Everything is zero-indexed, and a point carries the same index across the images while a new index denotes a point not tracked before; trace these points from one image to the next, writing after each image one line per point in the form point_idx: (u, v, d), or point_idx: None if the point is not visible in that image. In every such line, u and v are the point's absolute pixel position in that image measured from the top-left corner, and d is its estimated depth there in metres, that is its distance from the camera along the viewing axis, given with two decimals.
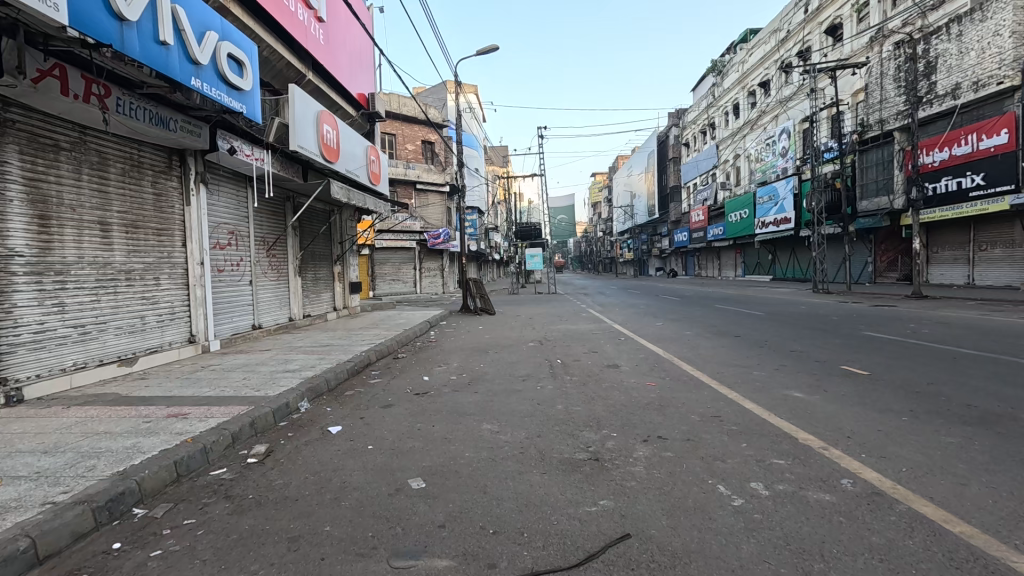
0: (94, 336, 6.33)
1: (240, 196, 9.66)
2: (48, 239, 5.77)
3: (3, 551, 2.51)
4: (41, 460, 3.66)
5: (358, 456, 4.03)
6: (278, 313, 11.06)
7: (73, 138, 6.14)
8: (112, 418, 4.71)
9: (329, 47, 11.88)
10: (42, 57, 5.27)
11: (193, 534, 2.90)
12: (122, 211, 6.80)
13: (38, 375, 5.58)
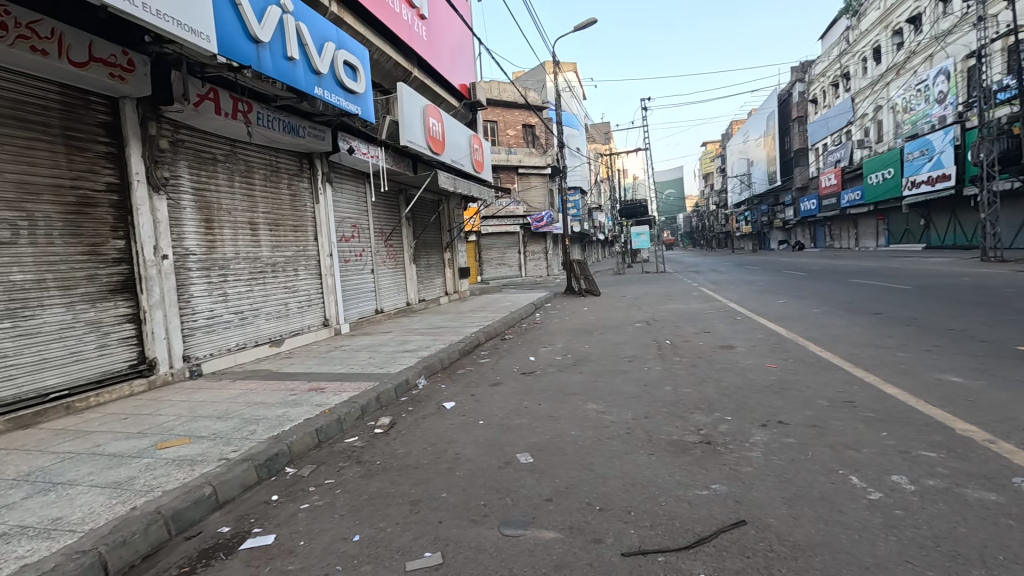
0: (250, 321, 7.39)
1: (360, 192, 10.55)
2: (213, 239, 6.79)
3: (193, 495, 3.09)
4: (218, 424, 4.41)
5: (470, 430, 4.28)
6: (397, 299, 11.97)
7: (226, 151, 7.11)
8: (266, 391, 5.50)
9: (432, 43, 12.39)
10: (198, 84, 6.23)
11: (332, 492, 3.31)
12: (265, 211, 7.79)
13: (211, 354, 6.67)
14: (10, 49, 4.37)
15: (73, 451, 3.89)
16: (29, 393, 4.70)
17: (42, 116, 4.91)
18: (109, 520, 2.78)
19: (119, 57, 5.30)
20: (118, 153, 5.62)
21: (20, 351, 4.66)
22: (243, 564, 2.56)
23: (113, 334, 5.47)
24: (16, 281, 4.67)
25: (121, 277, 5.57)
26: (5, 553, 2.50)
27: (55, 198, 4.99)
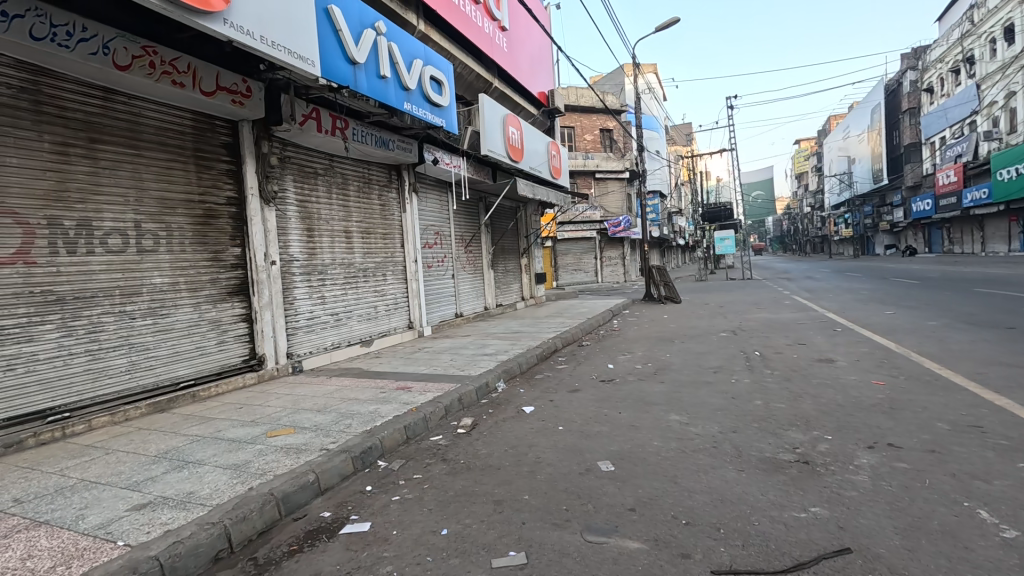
0: (344, 322, 7.94)
1: (443, 201, 11.00)
2: (314, 246, 7.39)
3: (299, 480, 3.38)
4: (318, 416, 4.80)
5: (550, 435, 4.31)
6: (476, 303, 12.31)
7: (325, 165, 7.72)
8: (359, 388, 5.89)
9: (512, 54, 12.66)
10: (304, 105, 6.84)
11: (421, 486, 3.49)
12: (358, 220, 8.35)
13: (311, 352, 7.26)
14: (156, 84, 5.07)
15: (200, 434, 4.41)
16: (164, 380, 5.38)
17: (178, 140, 5.62)
18: (232, 498, 3.13)
19: (239, 84, 5.95)
20: (237, 171, 6.30)
21: (158, 344, 5.34)
22: (343, 548, 2.77)
23: (231, 332, 6.13)
24: (156, 284, 5.35)
25: (238, 280, 6.24)
26: (152, 519, 2.90)
27: (187, 211, 5.66)
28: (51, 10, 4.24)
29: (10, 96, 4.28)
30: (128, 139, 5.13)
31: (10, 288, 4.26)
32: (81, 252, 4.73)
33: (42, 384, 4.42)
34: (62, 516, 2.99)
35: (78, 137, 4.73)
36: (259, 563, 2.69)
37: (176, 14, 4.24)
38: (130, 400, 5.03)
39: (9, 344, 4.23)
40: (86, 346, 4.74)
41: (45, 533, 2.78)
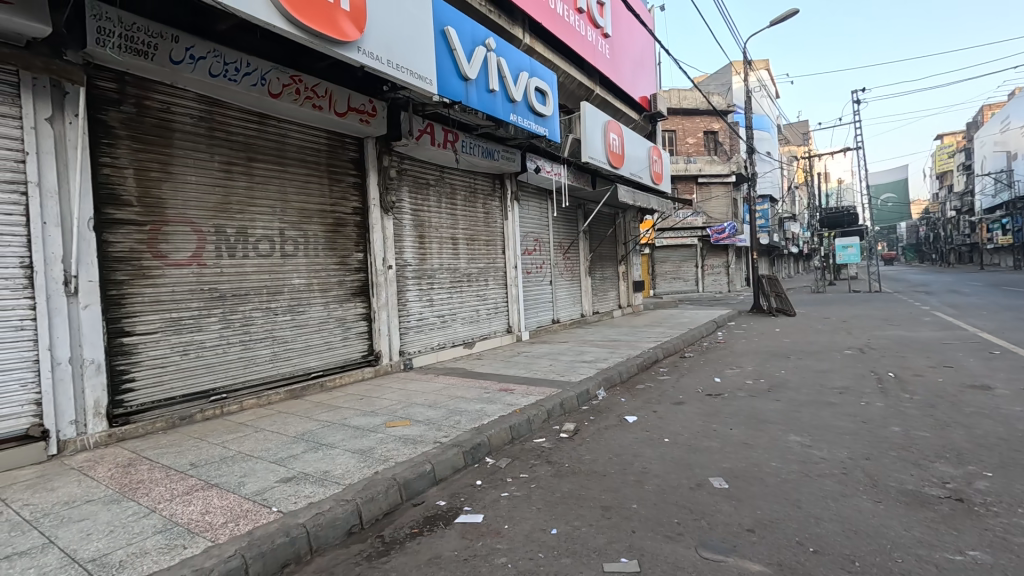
0: (449, 323, 8.38)
1: (543, 208, 11.19)
2: (425, 252, 7.90)
3: (418, 468, 3.65)
4: (429, 411, 5.13)
5: (655, 447, 4.22)
6: (573, 310, 12.32)
7: (436, 176, 8.21)
8: (464, 387, 6.18)
9: (614, 60, 12.57)
10: (420, 120, 7.36)
11: (528, 485, 3.60)
12: (464, 227, 8.78)
13: (420, 350, 7.75)
14: (301, 108, 5.76)
15: (330, 420, 4.91)
16: (299, 370, 6.06)
17: (316, 157, 6.31)
18: (361, 479, 3.45)
19: (367, 105, 6.55)
20: (362, 183, 6.93)
21: (295, 338, 6.02)
22: (460, 536, 2.95)
23: (353, 329, 6.74)
24: (295, 285, 6.05)
25: (360, 282, 6.85)
26: (297, 491, 3.29)
27: (320, 221, 6.34)
28: (225, 50, 4.99)
29: (191, 125, 5.09)
30: (277, 157, 5.86)
31: (187, 285, 5.04)
32: (239, 256, 5.47)
33: (207, 368, 5.18)
34: (226, 481, 3.49)
35: (239, 156, 5.49)
36: (386, 541, 2.95)
37: (321, 47, 4.81)
38: (272, 386, 5.73)
39: (184, 333, 5.00)
40: (240, 337, 5.47)
41: (216, 494, 3.28)
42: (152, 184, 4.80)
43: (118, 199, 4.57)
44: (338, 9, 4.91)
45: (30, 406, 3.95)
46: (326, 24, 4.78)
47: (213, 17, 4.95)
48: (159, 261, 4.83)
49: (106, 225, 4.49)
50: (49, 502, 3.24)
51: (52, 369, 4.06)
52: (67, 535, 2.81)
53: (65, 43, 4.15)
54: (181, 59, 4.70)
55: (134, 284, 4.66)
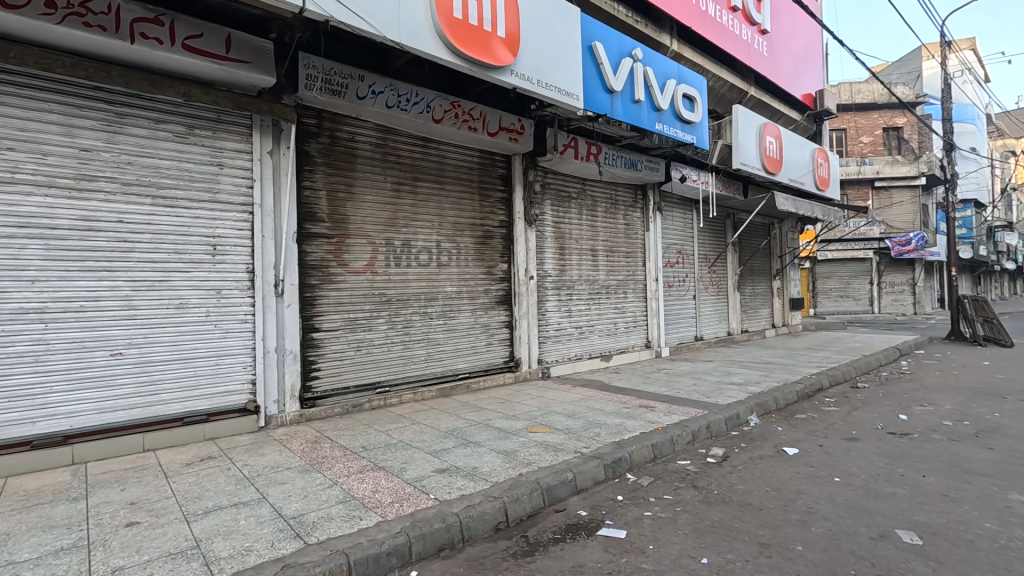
0: (587, 335, 8.39)
1: (688, 219, 10.66)
2: (565, 263, 8.04)
3: (560, 475, 3.71)
4: (569, 420, 5.19)
5: (823, 485, 3.74)
6: (718, 327, 11.49)
7: (578, 188, 8.33)
8: (603, 400, 6.13)
9: (772, 58, 11.57)
10: (565, 135, 7.56)
11: (673, 508, 3.45)
12: (605, 239, 8.75)
13: (558, 359, 7.89)
14: (458, 130, 6.29)
15: (476, 420, 5.23)
16: (448, 371, 6.56)
17: (469, 174, 6.82)
18: (506, 479, 3.62)
19: (516, 124, 6.90)
20: (508, 198, 7.31)
21: (446, 341, 6.54)
22: (603, 549, 2.93)
23: (497, 335, 7.11)
24: (448, 292, 6.58)
25: (503, 291, 7.21)
26: (451, 482, 3.57)
27: (471, 233, 6.82)
28: (399, 84, 5.68)
29: (370, 150, 5.87)
30: (436, 176, 6.47)
31: (362, 290, 5.78)
32: (403, 264, 6.14)
33: (375, 363, 5.87)
34: (391, 465, 3.92)
35: (406, 177, 6.17)
36: (530, 542, 3.05)
37: (478, 73, 5.21)
38: (425, 383, 6.29)
39: (358, 331, 5.74)
40: (401, 338, 6.10)
41: (383, 476, 3.70)
42: (339, 203, 5.62)
43: (314, 216, 5.44)
44: (494, 36, 5.30)
45: (248, 385, 4.86)
46: (483, 52, 5.18)
47: (390, 56, 5.68)
48: (342, 269, 5.63)
49: (305, 238, 5.37)
50: (260, 464, 3.95)
51: (264, 356, 4.95)
52: (274, 494, 3.39)
53: (283, 90, 5.11)
54: (365, 94, 5.45)
55: (323, 288, 5.49)
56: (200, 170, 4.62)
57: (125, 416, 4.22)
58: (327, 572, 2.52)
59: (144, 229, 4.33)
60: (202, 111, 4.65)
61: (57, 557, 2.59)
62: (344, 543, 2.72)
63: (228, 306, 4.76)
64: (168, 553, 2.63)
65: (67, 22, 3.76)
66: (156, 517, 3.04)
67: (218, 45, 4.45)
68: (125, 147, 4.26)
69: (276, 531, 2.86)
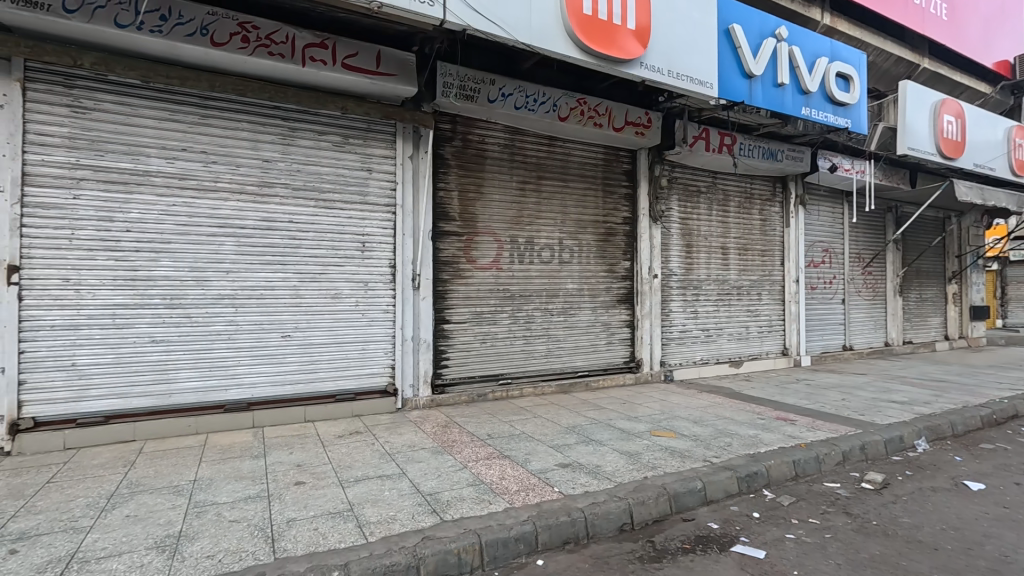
0: (715, 339, 7.88)
1: (838, 214, 9.49)
2: (692, 262, 7.63)
3: (688, 483, 3.55)
4: (695, 427, 4.92)
5: (1022, 532, 3.11)
6: (873, 336, 10.08)
7: (708, 182, 7.84)
8: (733, 408, 5.73)
9: (954, 22, 9.81)
10: (696, 127, 7.16)
11: (821, 533, 3.11)
12: (737, 236, 8.13)
13: (681, 363, 7.54)
14: (584, 127, 6.28)
15: (597, 418, 5.20)
16: (568, 367, 6.59)
17: (593, 171, 6.78)
18: (631, 481, 3.55)
19: (643, 117, 6.70)
20: (633, 194, 7.13)
21: (567, 337, 6.58)
22: (738, 566, 2.75)
23: (617, 334, 6.98)
24: (570, 290, 6.61)
25: (626, 290, 7.06)
26: (574, 477, 3.60)
27: (594, 230, 6.78)
28: (527, 85, 5.83)
29: (499, 151, 6.10)
30: (561, 174, 6.52)
31: (488, 285, 6.04)
32: (527, 261, 6.29)
33: (499, 356, 6.11)
34: (516, 454, 4.06)
35: (532, 176, 6.31)
36: (657, 547, 2.96)
37: (606, 67, 5.15)
38: (545, 378, 6.40)
39: (484, 325, 6.02)
40: (523, 332, 6.27)
41: (508, 464, 3.84)
42: (470, 202, 5.93)
43: (448, 215, 5.80)
44: (623, 29, 5.19)
45: (388, 369, 5.35)
46: (613, 46, 5.10)
47: (520, 58, 5.85)
48: (471, 265, 5.94)
49: (439, 236, 5.75)
50: (399, 442, 4.33)
51: (402, 343, 5.41)
52: (412, 470, 3.70)
53: (423, 98, 5.52)
54: (496, 97, 5.68)
55: (453, 283, 5.83)
56: (353, 175, 5.18)
57: (292, 389, 4.90)
58: (462, 549, 2.69)
59: (309, 228, 4.96)
60: (356, 122, 5.20)
61: (246, 503, 3.10)
62: (476, 524, 2.88)
63: (373, 297, 5.28)
64: (328, 512, 3.00)
65: (256, 53, 4.45)
66: (317, 480, 3.48)
67: (370, 62, 4.94)
68: (296, 158, 4.91)
69: (416, 505, 3.12)
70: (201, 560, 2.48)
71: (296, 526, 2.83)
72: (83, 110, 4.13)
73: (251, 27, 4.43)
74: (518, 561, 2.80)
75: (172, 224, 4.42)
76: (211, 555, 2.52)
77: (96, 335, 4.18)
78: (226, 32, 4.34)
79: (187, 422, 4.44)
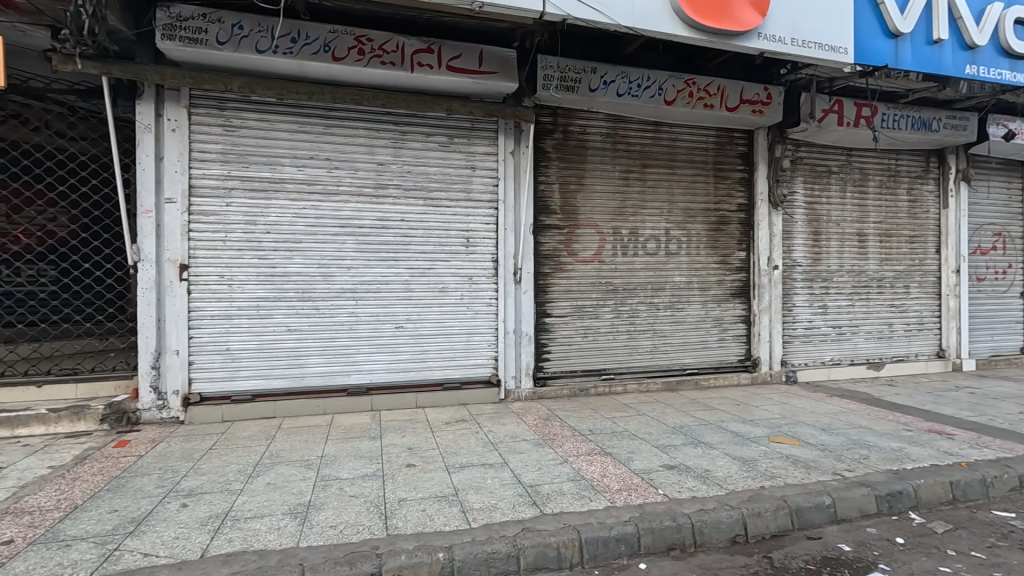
0: (849, 337, 7.00)
1: (1016, 190, 7.90)
2: (820, 251, 6.85)
3: (815, 498, 3.19)
4: (824, 435, 4.41)
5: None
6: None
7: (842, 161, 6.95)
8: (872, 416, 5.05)
9: None
10: (826, 99, 6.38)
11: (988, 571, 2.63)
12: (878, 220, 7.12)
13: (806, 363, 6.82)
14: (693, 110, 5.89)
15: (707, 419, 4.88)
16: (675, 364, 6.27)
17: (704, 156, 6.34)
18: (745, 489, 3.29)
19: (761, 93, 6.11)
20: (749, 178, 6.57)
21: (674, 333, 6.26)
22: None
23: (731, 331, 6.49)
24: (677, 283, 6.26)
25: (741, 283, 6.54)
26: (680, 481, 3.41)
27: (704, 219, 6.35)
28: (630, 70, 5.60)
29: (601, 141, 5.95)
30: (667, 161, 6.19)
31: (590, 279, 5.95)
32: (631, 253, 6.08)
33: (601, 350, 5.99)
34: (618, 452, 3.95)
35: (636, 164, 6.07)
36: (775, 564, 2.71)
37: (718, 43, 4.77)
38: (651, 374, 6.17)
39: (586, 318, 5.93)
40: (627, 327, 6.08)
41: (610, 462, 3.75)
42: (571, 195, 5.87)
43: (549, 209, 5.80)
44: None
45: (492, 360, 5.51)
46: (726, 19, 4.71)
47: (623, 43, 5.64)
48: (572, 259, 5.88)
49: (541, 229, 5.77)
50: (502, 433, 4.44)
51: (504, 336, 5.53)
52: (514, 461, 3.77)
53: (524, 93, 5.54)
54: (597, 86, 5.54)
55: (555, 276, 5.83)
56: (458, 173, 5.38)
57: (405, 376, 5.24)
58: (561, 543, 2.68)
59: (418, 225, 5.25)
60: (460, 122, 5.39)
61: (364, 480, 3.38)
62: (575, 519, 2.86)
63: (477, 291, 5.46)
64: (435, 495, 3.17)
65: (370, 64, 4.78)
66: (426, 464, 3.68)
67: (472, 62, 5.07)
68: (406, 159, 5.22)
69: (516, 495, 3.18)
70: (326, 528, 2.75)
71: (406, 505, 3.03)
72: (233, 128, 4.76)
73: (367, 40, 4.76)
74: (619, 562, 2.73)
75: (303, 226, 4.93)
76: (334, 525, 2.79)
77: (245, 324, 4.81)
78: (345, 47, 4.71)
79: (317, 403, 4.96)
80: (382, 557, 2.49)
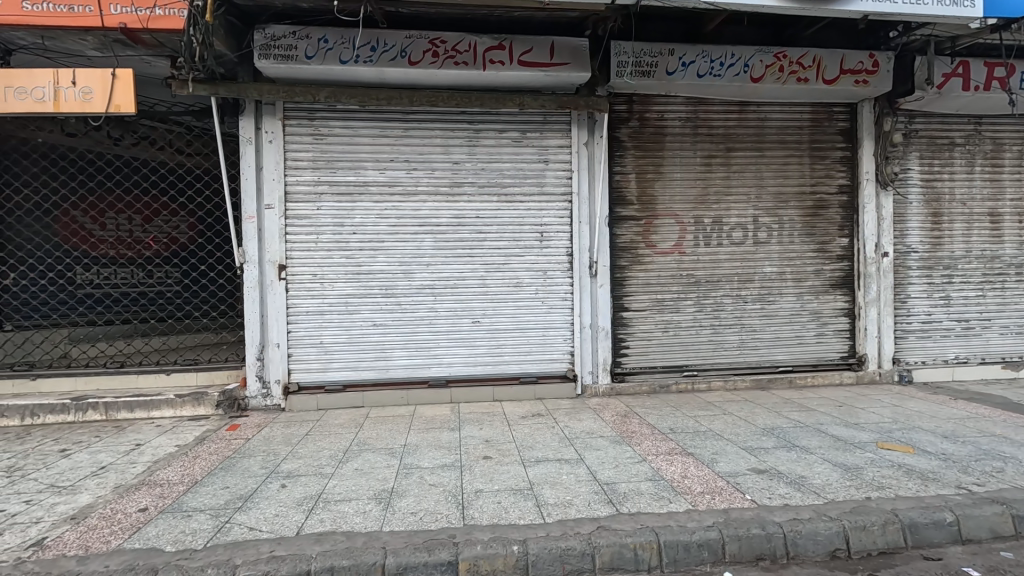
0: (979, 332, 6.13)
1: None
2: (941, 235, 6.05)
3: (933, 514, 2.83)
4: (946, 443, 3.90)
5: None
6: None
7: (969, 131, 6.07)
8: (1007, 423, 4.39)
9: None
10: (947, 61, 5.60)
11: None
12: (1017, 197, 6.15)
13: (924, 361, 6.08)
14: (785, 85, 5.43)
15: (803, 421, 4.50)
16: (766, 361, 5.85)
17: (797, 135, 5.83)
18: (848, 499, 2.99)
19: (866, 61, 5.49)
20: (852, 156, 5.94)
21: (765, 328, 5.83)
22: None
23: (831, 325, 5.93)
24: (767, 274, 5.82)
25: (843, 272, 5.95)
26: (771, 487, 3.17)
27: (799, 204, 5.84)
28: (712, 49, 5.27)
29: (680, 126, 5.66)
30: (755, 143, 5.76)
31: (670, 271, 5.70)
32: (715, 243, 5.74)
33: (683, 345, 5.73)
34: (702, 453, 3.76)
35: (719, 148, 5.72)
36: None
37: (811, 10, 4.35)
38: (738, 371, 5.81)
39: (666, 312, 5.70)
40: (711, 321, 5.76)
41: (693, 462, 3.58)
42: (649, 184, 5.65)
43: (625, 200, 5.62)
44: None
45: (568, 355, 5.47)
46: None
47: (703, 20, 5.31)
48: (651, 250, 5.67)
49: (617, 221, 5.62)
50: (579, 428, 4.39)
51: (581, 330, 5.46)
52: (590, 457, 3.71)
53: (597, 82, 5.41)
54: (675, 69, 5.28)
55: (633, 269, 5.65)
56: (532, 167, 5.37)
57: (482, 370, 5.34)
58: (638, 544, 2.60)
59: (493, 222, 5.32)
60: (533, 116, 5.37)
61: (443, 470, 3.49)
62: (653, 521, 2.76)
63: (552, 285, 5.43)
64: (511, 488, 3.20)
65: (444, 65, 4.89)
66: (503, 456, 3.73)
67: (544, 55, 5.02)
68: (480, 157, 5.30)
69: (592, 492, 3.13)
70: (407, 515, 2.87)
71: (483, 496, 3.09)
72: (321, 136, 5.10)
73: (440, 41, 4.88)
74: (703, 568, 2.60)
75: (386, 226, 5.18)
76: (415, 511, 2.91)
77: (336, 319, 5.16)
78: (420, 51, 4.86)
79: (400, 394, 5.21)
80: (458, 546, 2.56)
